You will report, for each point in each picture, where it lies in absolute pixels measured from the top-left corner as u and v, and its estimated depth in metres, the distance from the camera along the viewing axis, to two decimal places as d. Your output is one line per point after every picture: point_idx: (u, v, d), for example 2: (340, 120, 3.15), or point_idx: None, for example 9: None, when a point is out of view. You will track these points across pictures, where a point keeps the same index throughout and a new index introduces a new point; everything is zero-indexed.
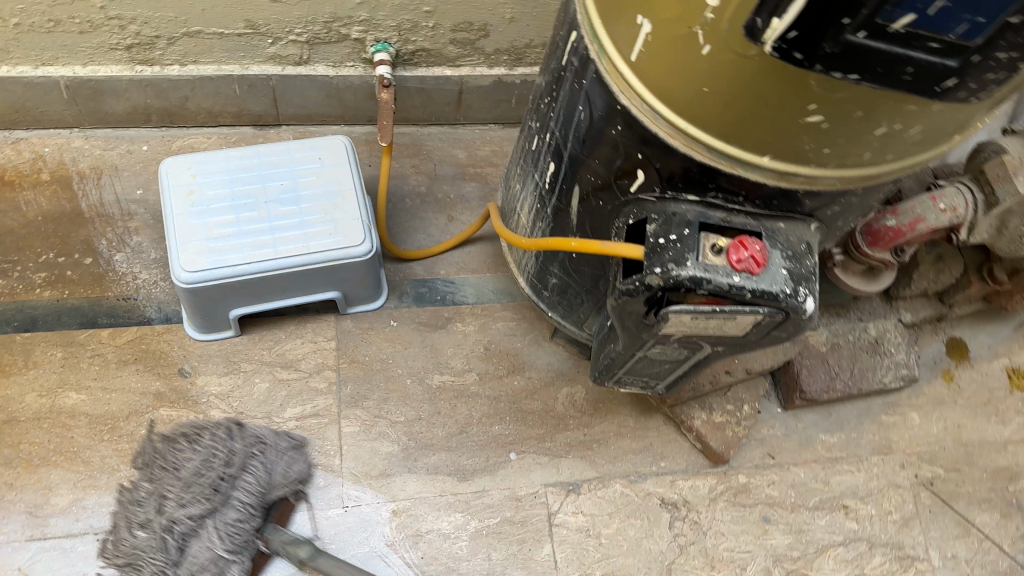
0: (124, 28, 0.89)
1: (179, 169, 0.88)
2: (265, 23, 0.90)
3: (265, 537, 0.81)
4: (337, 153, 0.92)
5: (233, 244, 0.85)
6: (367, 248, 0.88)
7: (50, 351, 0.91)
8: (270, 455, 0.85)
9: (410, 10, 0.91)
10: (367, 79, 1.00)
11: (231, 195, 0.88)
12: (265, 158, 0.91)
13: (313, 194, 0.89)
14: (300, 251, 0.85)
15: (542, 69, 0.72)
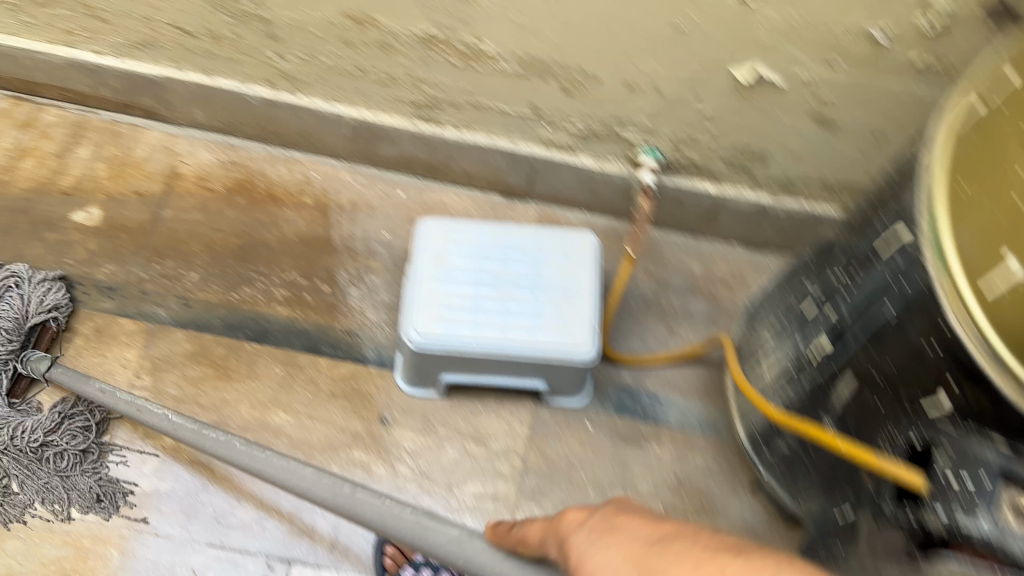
0: (418, 87, 0.92)
1: (433, 233, 0.91)
2: (547, 109, 0.91)
3: (22, 361, 0.89)
4: (583, 251, 0.91)
5: (466, 317, 0.86)
6: (592, 353, 0.86)
7: (271, 367, 0.97)
8: (23, 286, 0.93)
9: (694, 126, 0.89)
10: (628, 178, 0.99)
11: (475, 270, 0.89)
12: (516, 241, 0.92)
13: (552, 287, 0.89)
14: (527, 341, 0.85)
15: (839, 241, 0.68)
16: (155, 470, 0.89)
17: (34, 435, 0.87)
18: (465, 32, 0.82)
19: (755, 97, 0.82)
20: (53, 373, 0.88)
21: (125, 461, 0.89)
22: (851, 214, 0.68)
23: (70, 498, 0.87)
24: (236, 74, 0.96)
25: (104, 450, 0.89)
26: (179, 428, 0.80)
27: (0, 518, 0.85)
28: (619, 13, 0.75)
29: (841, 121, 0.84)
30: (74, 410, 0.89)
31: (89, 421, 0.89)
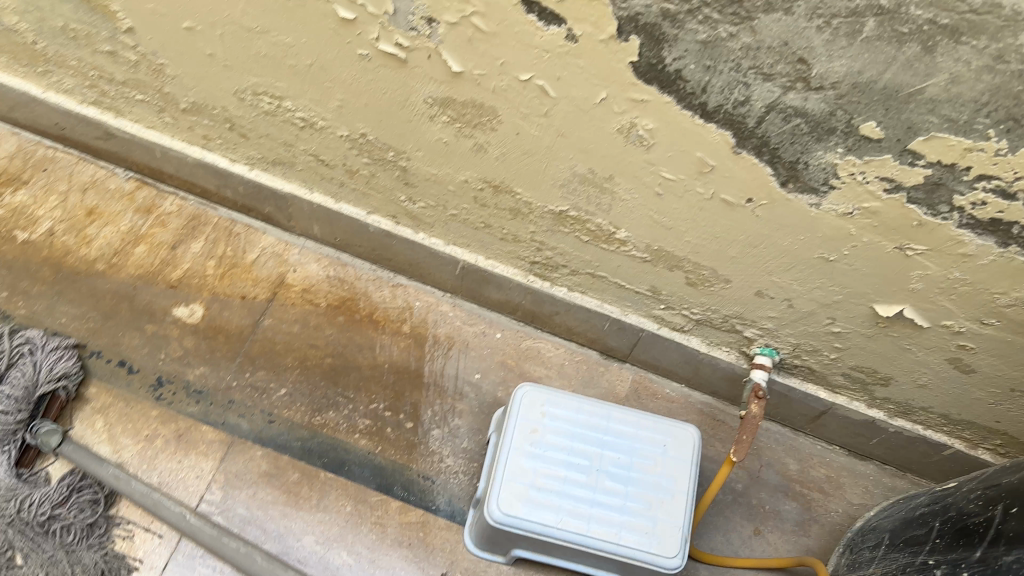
0: (539, 250, 0.91)
1: (531, 401, 0.88)
2: (668, 294, 0.88)
3: (30, 432, 0.91)
4: (682, 446, 0.86)
5: (551, 500, 0.82)
6: (678, 563, 0.80)
7: (342, 502, 0.93)
8: (36, 353, 0.95)
9: (821, 340, 0.84)
10: (738, 368, 0.94)
11: (568, 448, 0.85)
12: (614, 424, 0.88)
13: (647, 483, 0.84)
14: (611, 538, 0.80)
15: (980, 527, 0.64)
16: (155, 549, 0.90)
17: (40, 508, 0.89)
18: (600, 217, 0.80)
19: (893, 330, 0.78)
20: (61, 448, 0.90)
21: (129, 536, 0.90)
22: (994, 494, 0.65)
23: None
24: (362, 204, 0.97)
25: (110, 525, 0.91)
26: (197, 529, 0.85)
27: None
28: (771, 235, 0.72)
29: (980, 368, 0.79)
30: (82, 483, 0.91)
31: (96, 495, 0.91)
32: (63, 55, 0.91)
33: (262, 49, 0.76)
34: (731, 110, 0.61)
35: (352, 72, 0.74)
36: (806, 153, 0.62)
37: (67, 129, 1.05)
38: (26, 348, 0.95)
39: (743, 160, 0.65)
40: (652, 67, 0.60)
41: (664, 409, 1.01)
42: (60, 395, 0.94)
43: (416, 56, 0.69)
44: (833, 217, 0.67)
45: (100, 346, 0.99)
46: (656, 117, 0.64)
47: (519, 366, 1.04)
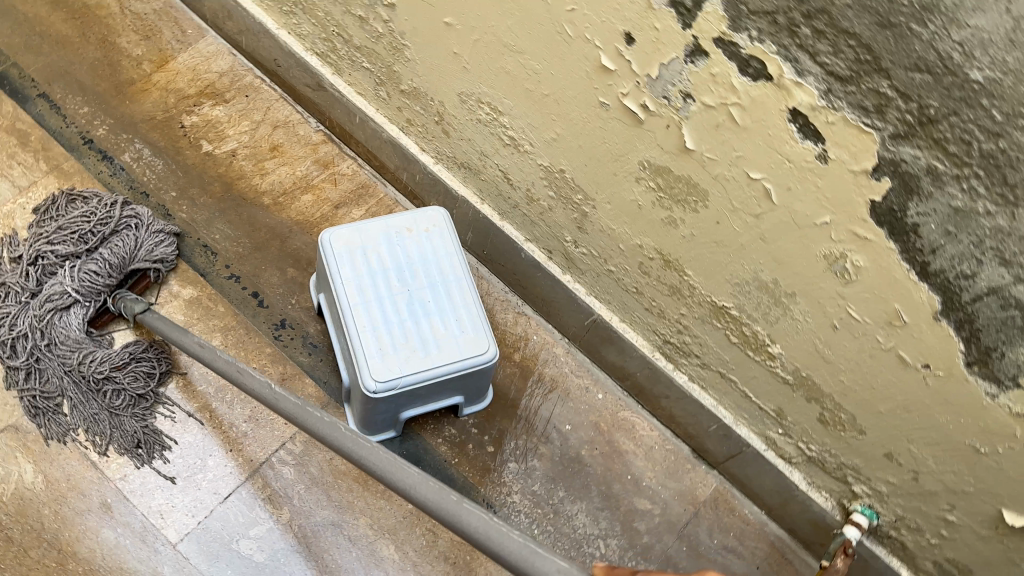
0: (679, 332, 0.92)
1: (433, 225, 0.93)
2: (790, 420, 0.88)
3: (114, 297, 0.95)
4: (472, 345, 0.89)
5: (359, 268, 0.89)
6: (371, 390, 0.85)
7: (406, 497, 0.95)
8: (141, 230, 0.99)
9: (929, 521, 0.83)
10: (828, 517, 0.92)
11: (412, 264, 0.91)
12: (451, 282, 0.92)
13: (434, 345, 0.88)
14: (351, 297, 0.88)
15: None
16: (222, 476, 0.92)
17: (98, 365, 0.92)
18: (762, 326, 0.80)
19: (1010, 539, 0.76)
20: (143, 316, 0.90)
21: (170, 417, 0.94)
22: None
23: (153, 480, 0.91)
24: (525, 230, 0.99)
25: (155, 401, 0.94)
26: (279, 397, 0.73)
27: (44, 432, 0.91)
28: (929, 407, 0.72)
29: None
30: (142, 354, 0.94)
31: (152, 369, 0.94)
32: (314, 4, 0.97)
33: (506, 65, 0.80)
34: (951, 278, 0.61)
35: (583, 114, 0.77)
36: (1008, 345, 0.61)
37: (281, 67, 1.11)
38: (134, 223, 0.99)
39: (938, 327, 0.65)
40: (891, 213, 0.60)
41: (736, 528, 1.01)
42: (151, 275, 0.99)
43: (654, 120, 0.71)
44: (1004, 413, 0.66)
45: (240, 271, 1.03)
46: (870, 257, 0.65)
47: (610, 433, 1.04)
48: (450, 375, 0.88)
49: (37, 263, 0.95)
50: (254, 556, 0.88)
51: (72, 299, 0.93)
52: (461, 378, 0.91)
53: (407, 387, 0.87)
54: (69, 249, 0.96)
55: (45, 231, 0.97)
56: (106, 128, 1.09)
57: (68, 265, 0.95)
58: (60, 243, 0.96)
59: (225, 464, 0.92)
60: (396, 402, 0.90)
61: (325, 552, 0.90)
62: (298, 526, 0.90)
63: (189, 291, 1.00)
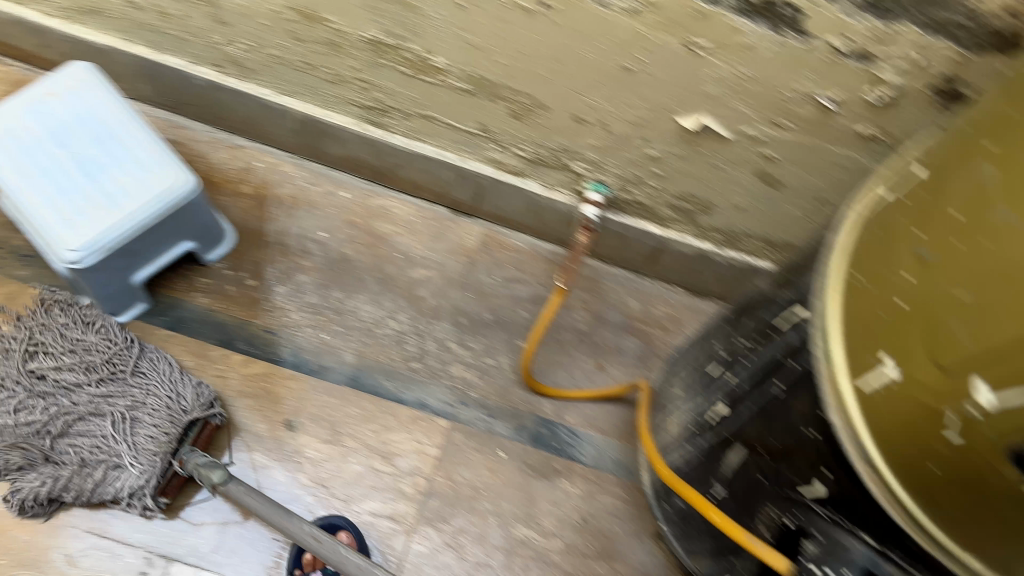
0: (366, 90, 0.89)
1: (73, 78, 0.86)
2: (497, 131, 0.88)
3: (178, 459, 0.83)
4: (164, 182, 0.85)
5: (9, 150, 0.82)
6: (73, 263, 0.80)
7: (182, 356, 0.94)
8: (153, 357, 0.88)
9: (640, 166, 0.86)
10: (572, 210, 0.97)
11: (69, 127, 0.85)
12: (118, 128, 0.86)
13: (123, 195, 0.83)
14: (10, 180, 0.81)
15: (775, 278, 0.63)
16: None
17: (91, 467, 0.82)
18: (414, 42, 0.79)
19: (702, 145, 0.80)
20: (227, 486, 0.79)
21: None
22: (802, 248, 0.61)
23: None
24: (185, 54, 0.94)
25: None
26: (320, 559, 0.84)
27: None
28: (570, 46, 0.73)
29: (785, 180, 0.81)
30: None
31: None
32: None
33: None
34: None
35: None
36: None
37: None
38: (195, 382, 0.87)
39: None
40: None
41: (511, 260, 1.06)
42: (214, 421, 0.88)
43: None
44: (620, 15, 0.68)
45: None
46: None
47: (366, 224, 1.05)
48: (153, 218, 0.85)
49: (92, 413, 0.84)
50: None
51: (116, 455, 0.82)
52: (170, 218, 0.88)
53: (113, 246, 0.83)
54: (49, 355, 0.86)
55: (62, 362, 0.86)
56: None
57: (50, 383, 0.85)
58: (115, 395, 0.85)
59: None
60: (114, 268, 0.86)
61: None
62: None
63: None
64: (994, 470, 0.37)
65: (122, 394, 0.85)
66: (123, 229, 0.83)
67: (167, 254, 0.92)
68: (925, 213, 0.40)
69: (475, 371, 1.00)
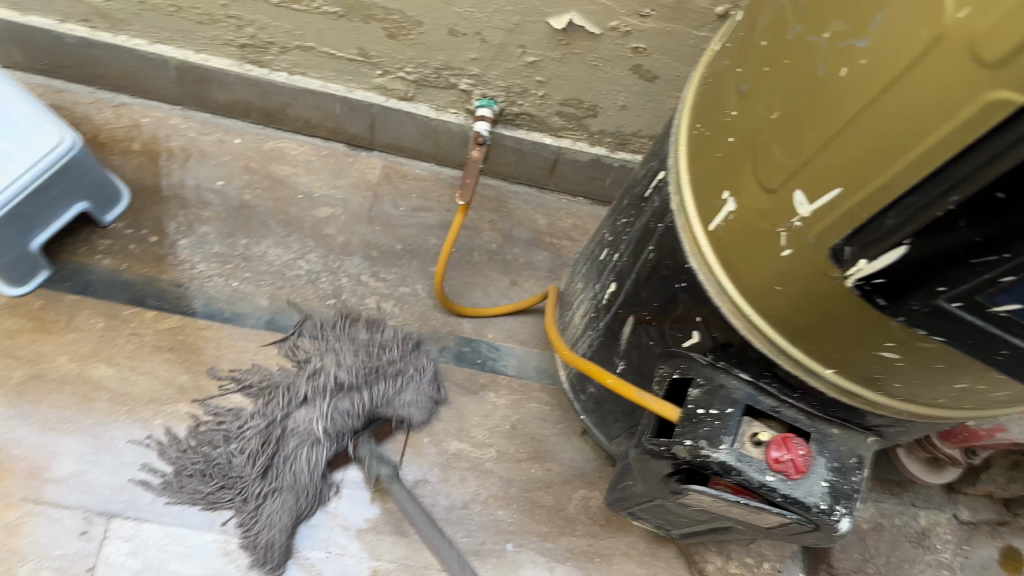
0: (241, 28, 0.88)
1: None
2: (377, 55, 0.89)
3: (356, 441, 0.91)
4: (47, 144, 0.85)
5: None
6: None
7: (93, 319, 0.93)
8: (412, 373, 0.94)
9: (522, 75, 0.87)
10: (465, 128, 0.99)
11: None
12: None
13: (4, 159, 0.82)
14: None
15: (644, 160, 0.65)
16: None
17: (305, 447, 0.88)
18: None
19: (575, 44, 0.81)
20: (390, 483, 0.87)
21: None
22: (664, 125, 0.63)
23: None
24: (51, 12, 0.92)
25: None
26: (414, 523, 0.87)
27: None
28: None
29: (660, 74, 0.83)
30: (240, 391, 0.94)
31: None
32: None
33: None
34: None
35: None
36: None
37: None
38: (432, 364, 0.97)
39: None
40: None
41: (415, 188, 1.08)
42: (396, 427, 0.94)
43: None
44: None
45: None
46: None
47: (264, 168, 1.04)
48: (40, 176, 0.84)
49: (332, 403, 0.89)
50: None
51: (314, 431, 0.88)
52: (59, 177, 0.87)
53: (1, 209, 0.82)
54: (307, 364, 0.93)
55: (309, 371, 0.92)
56: None
57: (346, 395, 0.90)
58: (356, 386, 0.91)
59: None
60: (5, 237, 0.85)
61: (37, 402, 0.89)
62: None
63: None
64: (819, 272, 0.41)
65: (376, 390, 0.91)
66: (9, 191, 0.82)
67: (64, 216, 0.91)
68: (742, 53, 0.44)
69: (392, 301, 1.01)
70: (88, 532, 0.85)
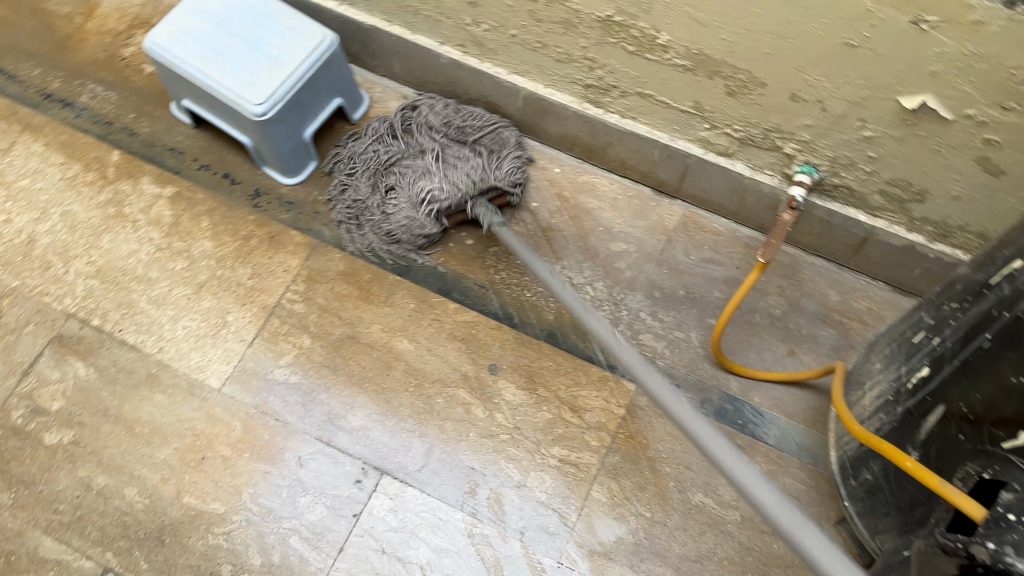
0: (592, 70, 0.98)
1: None
2: (710, 110, 0.94)
3: (473, 202, 1.05)
4: (310, 40, 1.03)
5: (188, 44, 1.03)
6: (260, 112, 0.99)
7: (406, 299, 1.06)
8: (503, 152, 1.09)
9: (853, 148, 0.88)
10: (778, 192, 1.00)
11: (226, 17, 1.05)
12: (265, 10, 1.06)
13: (282, 55, 1.02)
14: (197, 67, 1.02)
15: (978, 257, 0.63)
16: (244, 326, 1.04)
17: (417, 163, 1.07)
18: (643, 20, 0.86)
19: (920, 127, 0.80)
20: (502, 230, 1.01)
21: (188, 295, 1.06)
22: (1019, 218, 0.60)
23: (188, 343, 1.04)
24: (435, 35, 1.07)
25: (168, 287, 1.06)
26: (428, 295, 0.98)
27: (97, 334, 1.04)
28: (793, 21, 0.76)
29: (1009, 170, 0.80)
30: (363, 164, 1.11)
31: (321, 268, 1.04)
32: None
33: None
34: None
35: None
36: None
37: None
38: (515, 132, 1.13)
39: None
40: None
41: (710, 241, 1.09)
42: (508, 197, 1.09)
43: None
44: None
45: (208, 161, 1.15)
46: None
47: (573, 198, 1.13)
48: (313, 66, 1.03)
49: (436, 148, 1.07)
50: (289, 378, 1.01)
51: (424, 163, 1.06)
52: (325, 69, 1.05)
53: (288, 95, 1.01)
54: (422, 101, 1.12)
55: (439, 112, 1.10)
56: (60, 80, 1.21)
57: (450, 153, 1.07)
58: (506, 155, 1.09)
59: (252, 320, 1.05)
60: (289, 123, 1.05)
61: (348, 357, 1.03)
62: (321, 342, 1.03)
63: (169, 189, 1.13)
64: None
65: (471, 151, 1.07)
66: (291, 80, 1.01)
67: (326, 107, 1.09)
68: None
69: (665, 343, 1.03)
70: (361, 481, 0.96)
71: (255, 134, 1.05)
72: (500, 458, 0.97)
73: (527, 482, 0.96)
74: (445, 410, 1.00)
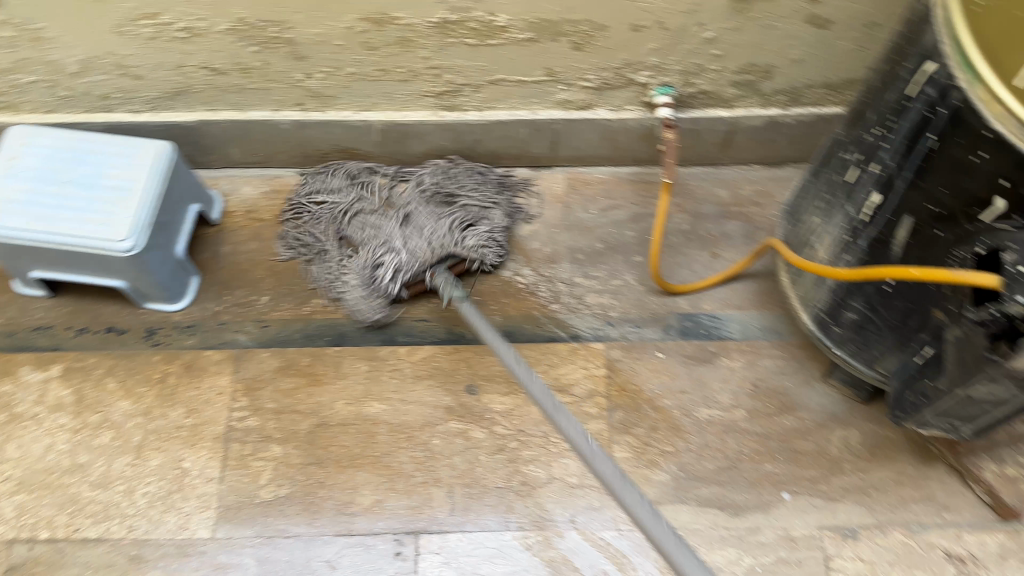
0: (440, 77, 0.99)
1: (13, 135, 0.99)
2: (562, 71, 0.98)
3: (431, 271, 1.00)
4: (148, 157, 0.98)
5: (16, 209, 0.93)
6: (129, 246, 0.92)
7: (356, 364, 1.03)
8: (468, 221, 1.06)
9: (699, 54, 0.95)
10: (644, 121, 1.06)
11: (47, 168, 0.97)
12: (87, 146, 0.99)
13: (127, 183, 0.96)
14: (38, 229, 0.92)
15: (870, 92, 0.72)
16: (206, 464, 0.97)
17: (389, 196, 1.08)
18: (478, 9, 0.88)
19: (751, 11, 0.89)
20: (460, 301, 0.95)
21: (132, 462, 0.97)
22: (891, 43, 0.69)
23: (154, 509, 0.94)
24: (269, 104, 1.04)
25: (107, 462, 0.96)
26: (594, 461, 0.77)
27: (51, 545, 0.92)
28: None
29: (833, 18, 0.90)
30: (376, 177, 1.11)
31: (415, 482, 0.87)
32: None
33: None
34: None
35: None
36: None
37: None
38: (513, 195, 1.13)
39: None
40: None
41: (600, 191, 1.14)
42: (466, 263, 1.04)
43: None
44: None
45: (84, 323, 1.06)
46: None
47: None
48: (162, 181, 0.97)
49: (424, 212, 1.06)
50: (279, 492, 0.95)
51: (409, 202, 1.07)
52: (174, 180, 1.00)
53: (150, 220, 0.95)
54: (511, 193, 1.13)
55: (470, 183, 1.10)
56: None
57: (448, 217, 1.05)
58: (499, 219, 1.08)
59: (212, 454, 0.97)
60: (159, 248, 0.98)
61: (328, 442, 0.98)
62: (295, 444, 0.98)
63: (55, 368, 1.02)
64: None
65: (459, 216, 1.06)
66: (147, 204, 0.95)
67: (187, 218, 1.03)
68: None
69: (608, 295, 1.07)
70: (401, 552, 0.92)
71: (129, 273, 0.97)
72: (519, 468, 0.96)
73: (554, 474, 0.96)
74: (446, 448, 0.98)
